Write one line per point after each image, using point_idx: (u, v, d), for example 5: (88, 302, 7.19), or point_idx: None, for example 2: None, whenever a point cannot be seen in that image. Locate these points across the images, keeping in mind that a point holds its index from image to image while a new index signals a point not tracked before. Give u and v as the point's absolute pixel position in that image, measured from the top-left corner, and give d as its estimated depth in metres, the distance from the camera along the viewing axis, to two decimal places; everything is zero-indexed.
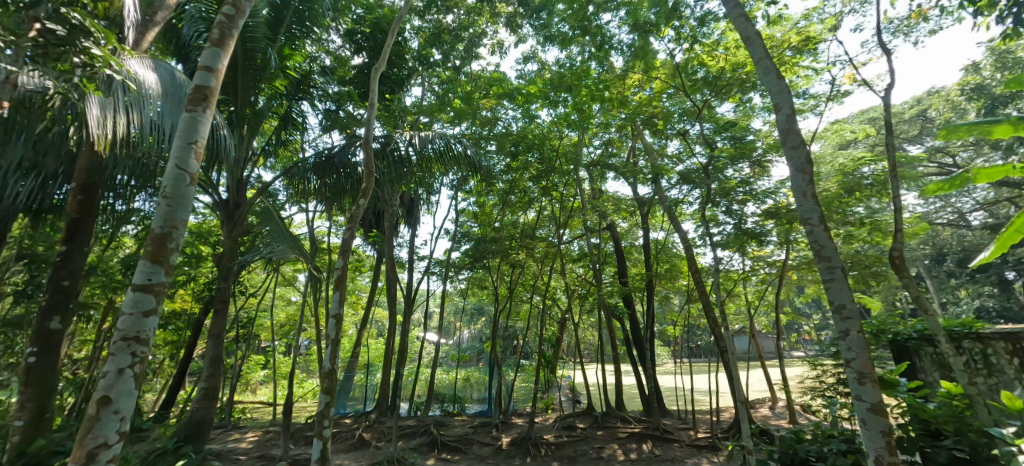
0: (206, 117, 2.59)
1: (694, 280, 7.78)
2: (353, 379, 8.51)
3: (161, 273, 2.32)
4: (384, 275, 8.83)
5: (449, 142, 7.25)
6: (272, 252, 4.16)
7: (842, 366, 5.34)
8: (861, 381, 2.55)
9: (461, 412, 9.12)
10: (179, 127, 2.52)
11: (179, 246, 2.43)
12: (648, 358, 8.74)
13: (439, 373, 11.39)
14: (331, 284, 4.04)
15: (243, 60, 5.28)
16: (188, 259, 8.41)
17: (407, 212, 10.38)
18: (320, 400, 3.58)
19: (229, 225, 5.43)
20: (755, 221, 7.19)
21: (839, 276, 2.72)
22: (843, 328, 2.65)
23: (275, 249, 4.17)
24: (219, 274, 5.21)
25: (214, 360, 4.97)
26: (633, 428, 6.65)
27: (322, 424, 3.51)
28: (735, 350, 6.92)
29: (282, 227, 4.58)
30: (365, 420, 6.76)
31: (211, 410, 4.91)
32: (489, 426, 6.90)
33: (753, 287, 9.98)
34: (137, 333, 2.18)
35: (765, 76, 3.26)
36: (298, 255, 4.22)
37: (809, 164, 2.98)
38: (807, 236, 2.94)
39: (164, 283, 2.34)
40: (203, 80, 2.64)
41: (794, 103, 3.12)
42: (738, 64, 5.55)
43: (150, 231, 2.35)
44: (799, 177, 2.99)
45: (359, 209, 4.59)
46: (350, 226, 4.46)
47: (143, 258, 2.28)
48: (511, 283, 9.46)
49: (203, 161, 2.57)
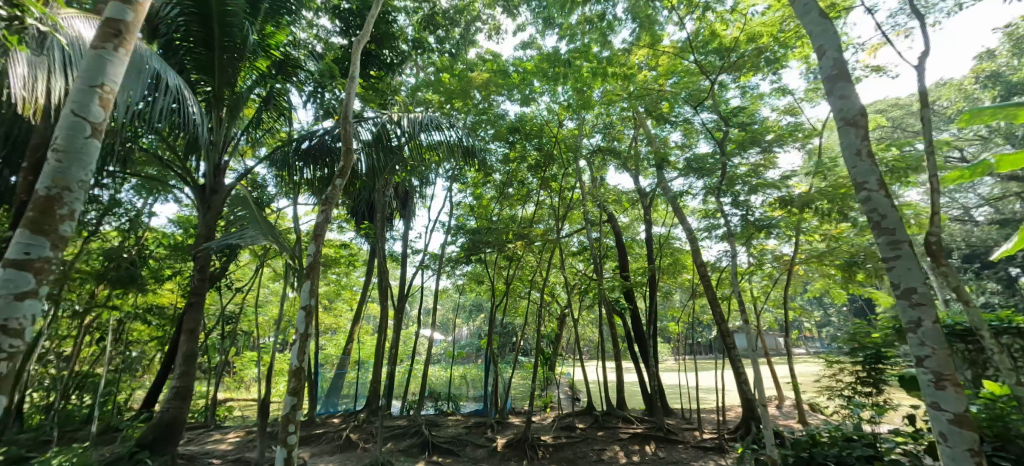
0: (116, 57, 2.24)
1: (699, 273, 7.46)
2: (344, 376, 8.19)
3: (44, 245, 1.97)
4: (376, 268, 8.48)
5: (444, 129, 6.90)
6: (242, 238, 3.82)
7: (861, 363, 4.86)
8: (941, 384, 2.18)
9: (455, 411, 8.83)
10: (80, 68, 2.16)
11: (73, 213, 2.09)
12: (652, 355, 8.41)
13: (435, 370, 11.07)
14: (303, 273, 3.73)
15: (220, 35, 4.87)
16: (172, 250, 8.07)
17: (401, 204, 10.04)
18: (286, 401, 3.29)
19: (204, 213, 5.14)
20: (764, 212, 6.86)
21: (906, 253, 2.36)
22: (916, 317, 2.29)
23: (246, 234, 3.83)
24: (195, 265, 4.88)
25: (188, 357, 4.63)
26: (636, 429, 6.34)
27: (288, 427, 3.25)
28: (742, 347, 6.58)
29: (257, 214, 4.25)
30: (354, 420, 6.42)
31: (184, 410, 4.58)
32: (486, 427, 6.57)
33: (759, 282, 9.66)
34: (5, 321, 1.83)
35: (806, 15, 2.95)
36: (271, 242, 3.86)
37: (864, 114, 2.63)
38: (865, 203, 2.57)
39: (50, 259, 2.00)
40: (118, 16, 2.29)
41: (841, 44, 2.78)
42: (753, 35, 5.20)
43: (33, 191, 1.99)
44: (851, 130, 2.65)
45: (337, 190, 4.25)
46: (326, 208, 4.13)
47: (22, 226, 1.93)
48: (509, 278, 9.13)
49: (110, 110, 2.23)
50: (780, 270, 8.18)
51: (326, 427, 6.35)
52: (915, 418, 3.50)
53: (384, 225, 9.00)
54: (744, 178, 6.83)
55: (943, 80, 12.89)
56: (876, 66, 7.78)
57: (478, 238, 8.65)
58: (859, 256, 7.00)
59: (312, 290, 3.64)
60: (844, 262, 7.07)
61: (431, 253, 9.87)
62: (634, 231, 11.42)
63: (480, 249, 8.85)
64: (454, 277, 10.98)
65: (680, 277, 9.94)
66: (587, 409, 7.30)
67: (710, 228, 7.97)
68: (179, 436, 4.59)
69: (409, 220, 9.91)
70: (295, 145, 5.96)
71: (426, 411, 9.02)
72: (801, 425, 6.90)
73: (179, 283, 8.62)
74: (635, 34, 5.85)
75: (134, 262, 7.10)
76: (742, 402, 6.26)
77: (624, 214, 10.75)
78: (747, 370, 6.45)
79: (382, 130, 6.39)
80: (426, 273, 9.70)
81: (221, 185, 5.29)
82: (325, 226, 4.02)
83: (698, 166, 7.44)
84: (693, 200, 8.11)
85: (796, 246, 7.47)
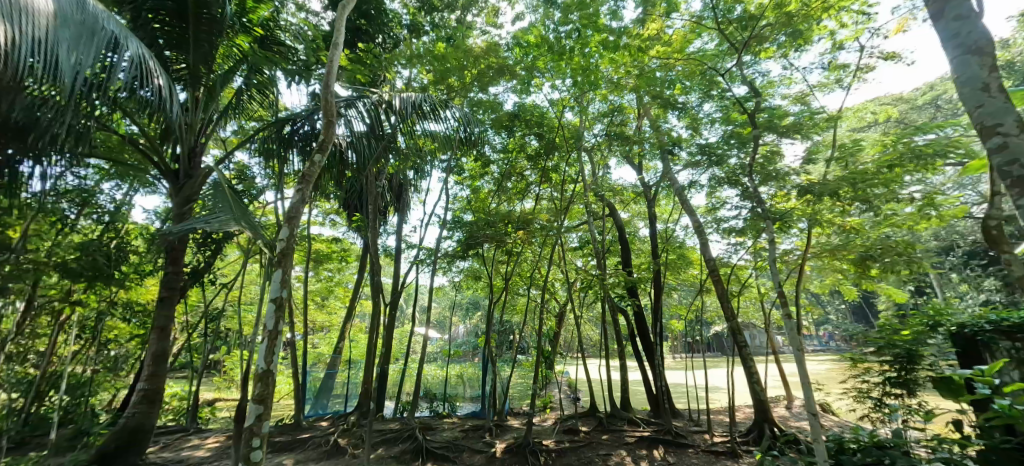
0: None
1: (707, 268, 7.13)
2: (335, 376, 7.81)
3: None
4: (368, 263, 8.09)
5: (438, 105, 6.28)
6: (211, 223, 3.46)
7: (889, 362, 4.59)
8: None
9: (450, 413, 8.48)
10: None
11: None
12: (656, 354, 8.07)
13: (430, 369, 10.69)
14: (273, 262, 3.43)
15: (194, 4, 4.44)
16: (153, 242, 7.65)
17: (395, 197, 9.65)
18: (251, 411, 3.07)
19: (177, 198, 4.76)
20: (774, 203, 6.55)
21: None
22: None
23: (217, 219, 3.47)
24: (167, 256, 4.53)
25: (158, 356, 4.27)
26: (642, 432, 5.99)
27: (252, 439, 3.02)
28: (754, 345, 6.25)
29: (230, 197, 3.88)
30: (343, 423, 6.04)
31: (151, 414, 4.22)
32: (483, 430, 6.22)
33: (766, 278, 9.31)
34: None
35: None
36: (243, 228, 3.51)
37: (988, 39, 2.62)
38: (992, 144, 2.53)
39: None
40: None
41: None
42: (776, 5, 4.87)
43: None
44: (973, 58, 2.65)
45: (316, 167, 3.88)
46: (302, 186, 3.73)
47: None
48: (509, 273, 8.68)
49: None
50: (790, 265, 7.84)
51: (313, 430, 5.97)
52: (961, 423, 3.16)
53: (376, 218, 8.61)
54: (772, 159, 6.30)
55: (950, 73, 12.58)
56: (890, 53, 7.47)
57: (475, 231, 8.27)
58: (874, 250, 6.67)
59: (283, 283, 3.34)
60: (859, 256, 6.73)
61: (425, 248, 9.50)
62: (636, 227, 11.06)
63: (477, 243, 8.47)
64: (450, 274, 10.60)
65: (684, 273, 9.60)
66: (589, 410, 6.97)
67: (719, 221, 7.55)
68: (146, 443, 4.24)
69: (404, 214, 9.53)
70: (277, 127, 5.49)
71: (421, 413, 8.66)
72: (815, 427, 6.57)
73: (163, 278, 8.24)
74: (644, 7, 5.47)
75: (112, 256, 6.71)
76: (754, 403, 5.93)
77: (626, 208, 10.40)
78: (759, 368, 6.11)
79: (378, 107, 5.83)
80: (422, 269, 9.31)
81: (196, 169, 4.92)
82: (302, 209, 3.67)
83: (707, 154, 7.07)
84: (700, 193, 7.76)
85: (809, 240, 7.13)
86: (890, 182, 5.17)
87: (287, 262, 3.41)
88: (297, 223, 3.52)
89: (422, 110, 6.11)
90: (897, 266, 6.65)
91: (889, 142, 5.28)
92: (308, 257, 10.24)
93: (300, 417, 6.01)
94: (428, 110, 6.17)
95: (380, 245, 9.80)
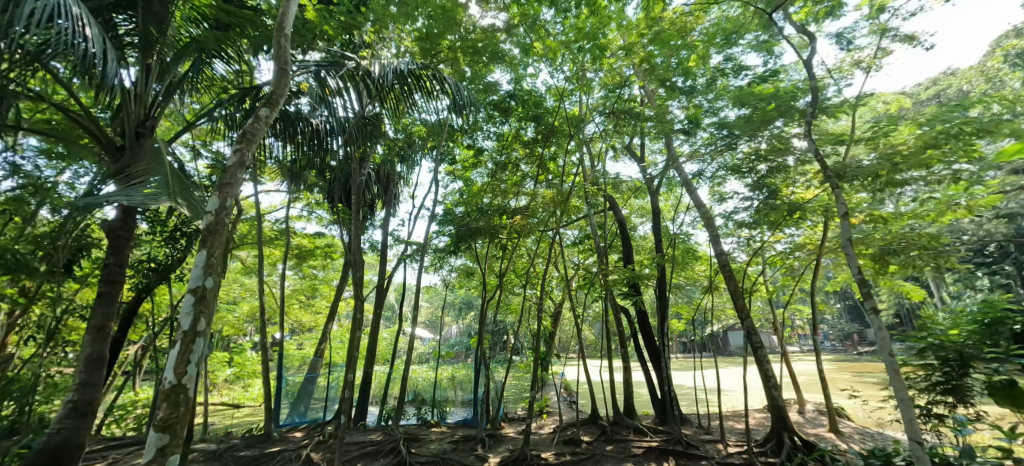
0: None
1: (717, 263, 6.61)
2: (315, 380, 7.21)
3: None
4: (350, 260, 7.48)
5: (422, 71, 5.40)
6: (134, 197, 2.88)
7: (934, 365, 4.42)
8: None
9: (440, 419, 7.89)
10: None
11: None
12: (661, 355, 7.53)
13: (420, 372, 10.10)
14: (198, 243, 2.91)
15: None
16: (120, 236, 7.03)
17: (382, 190, 9.07)
18: (152, 436, 2.52)
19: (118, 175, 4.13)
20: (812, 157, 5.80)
21: None
22: None
23: (140, 193, 2.89)
24: (109, 248, 3.96)
25: (93, 363, 3.77)
26: (650, 442, 5.49)
27: None
28: (770, 346, 5.74)
29: (168, 169, 3.33)
30: (318, 435, 5.47)
31: (82, 430, 3.71)
32: (475, 441, 5.64)
33: (775, 275, 8.78)
34: None
35: None
36: (175, 204, 2.95)
37: None
38: None
39: None
40: None
41: None
42: None
43: None
44: None
45: (261, 124, 3.27)
46: (242, 148, 3.16)
47: None
48: (502, 271, 8.12)
49: None
50: (802, 260, 7.35)
51: (285, 442, 5.39)
52: None
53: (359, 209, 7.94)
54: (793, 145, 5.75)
55: (951, 68, 12.19)
56: (911, 32, 6.93)
57: (466, 224, 7.65)
58: (897, 244, 6.17)
59: (207, 268, 2.82)
60: (877, 251, 6.23)
61: (413, 243, 8.90)
62: (635, 223, 10.56)
63: (469, 237, 7.91)
64: (441, 271, 10.02)
65: (686, 271, 9.11)
66: (592, 417, 6.41)
67: (728, 214, 7.00)
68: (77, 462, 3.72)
69: (391, 208, 8.96)
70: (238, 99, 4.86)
71: (408, 419, 8.08)
72: (834, 434, 6.07)
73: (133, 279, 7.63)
74: None
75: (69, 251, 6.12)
76: (771, 409, 5.43)
77: (625, 204, 9.90)
78: (777, 372, 5.60)
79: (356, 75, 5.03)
80: (409, 266, 8.71)
81: (143, 147, 4.29)
82: (242, 180, 3.15)
83: (716, 142, 6.56)
84: (706, 183, 7.22)
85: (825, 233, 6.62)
86: (922, 166, 4.71)
87: (218, 242, 2.92)
88: (236, 196, 3.02)
89: (405, 79, 5.27)
90: (919, 261, 6.15)
91: (921, 122, 4.78)
92: (290, 253, 9.64)
93: (273, 427, 5.43)
94: (411, 79, 5.35)
95: (365, 240, 9.21)
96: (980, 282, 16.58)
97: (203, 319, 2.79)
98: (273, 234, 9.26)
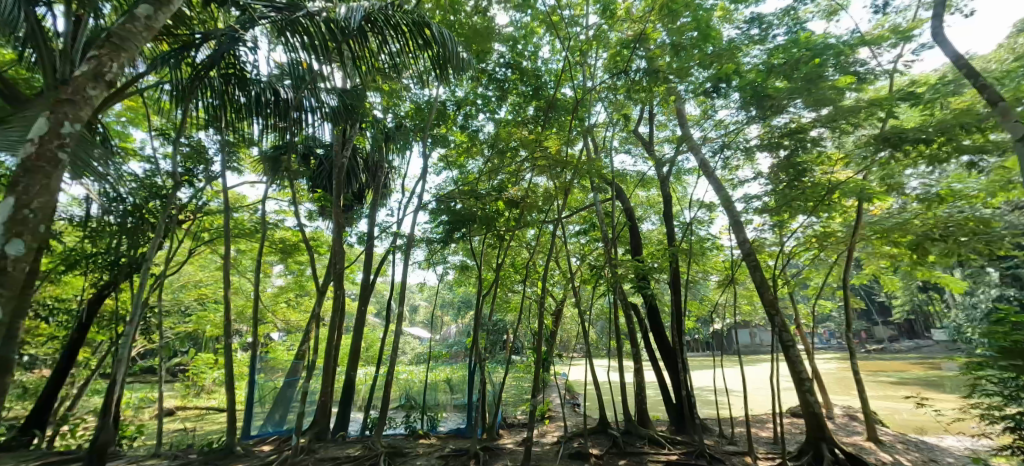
0: None
1: (740, 253, 5.91)
2: (295, 386, 6.55)
3: None
4: (330, 252, 6.79)
5: (408, 20, 4.56)
6: None
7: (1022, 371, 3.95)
8: None
9: (433, 426, 7.26)
10: None
11: None
12: (675, 354, 6.84)
13: (412, 375, 9.43)
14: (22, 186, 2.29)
15: None
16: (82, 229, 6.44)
17: (370, 178, 8.40)
18: None
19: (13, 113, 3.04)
20: (843, 130, 5.17)
21: None
22: None
23: None
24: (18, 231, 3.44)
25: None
26: (669, 455, 4.85)
27: None
28: (803, 344, 5.06)
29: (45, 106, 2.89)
30: (288, 451, 4.84)
31: None
32: (467, 456, 4.95)
33: (795, 268, 8.08)
34: None
35: None
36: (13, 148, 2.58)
37: None
38: None
39: None
40: None
41: None
42: None
43: None
44: None
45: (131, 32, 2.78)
46: (104, 55, 2.61)
47: None
48: (498, 264, 7.43)
49: None
50: (829, 250, 6.67)
51: (250, 457, 4.76)
52: None
53: (343, 195, 7.25)
54: (832, 115, 5.00)
55: None
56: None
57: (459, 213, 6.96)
58: (940, 230, 5.47)
59: (11, 223, 2.18)
60: (918, 237, 5.51)
61: (403, 235, 8.22)
62: (640, 215, 9.92)
63: (463, 225, 7.23)
64: (435, 268, 9.37)
65: (698, 265, 8.44)
66: (600, 426, 5.76)
67: (748, 198, 6.24)
68: None
69: (379, 198, 8.28)
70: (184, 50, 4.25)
71: (399, 426, 7.44)
72: (874, 444, 5.38)
73: (98, 274, 7.06)
74: None
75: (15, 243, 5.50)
76: (804, 416, 4.81)
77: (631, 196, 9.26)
78: (811, 374, 4.92)
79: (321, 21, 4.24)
80: (398, 260, 8.04)
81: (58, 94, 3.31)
82: (95, 98, 2.59)
83: (735, 117, 5.85)
84: (722, 165, 6.53)
85: (858, 218, 5.94)
86: (1009, 119, 3.93)
87: (36, 183, 2.30)
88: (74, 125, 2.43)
89: (382, 30, 4.45)
90: (967, 248, 5.45)
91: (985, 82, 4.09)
92: (273, 248, 8.98)
93: (236, 441, 4.73)
94: (392, 32, 4.52)
95: (352, 233, 8.54)
96: (992, 278, 16.06)
97: (1, 304, 2.17)
98: (252, 226, 8.58)
